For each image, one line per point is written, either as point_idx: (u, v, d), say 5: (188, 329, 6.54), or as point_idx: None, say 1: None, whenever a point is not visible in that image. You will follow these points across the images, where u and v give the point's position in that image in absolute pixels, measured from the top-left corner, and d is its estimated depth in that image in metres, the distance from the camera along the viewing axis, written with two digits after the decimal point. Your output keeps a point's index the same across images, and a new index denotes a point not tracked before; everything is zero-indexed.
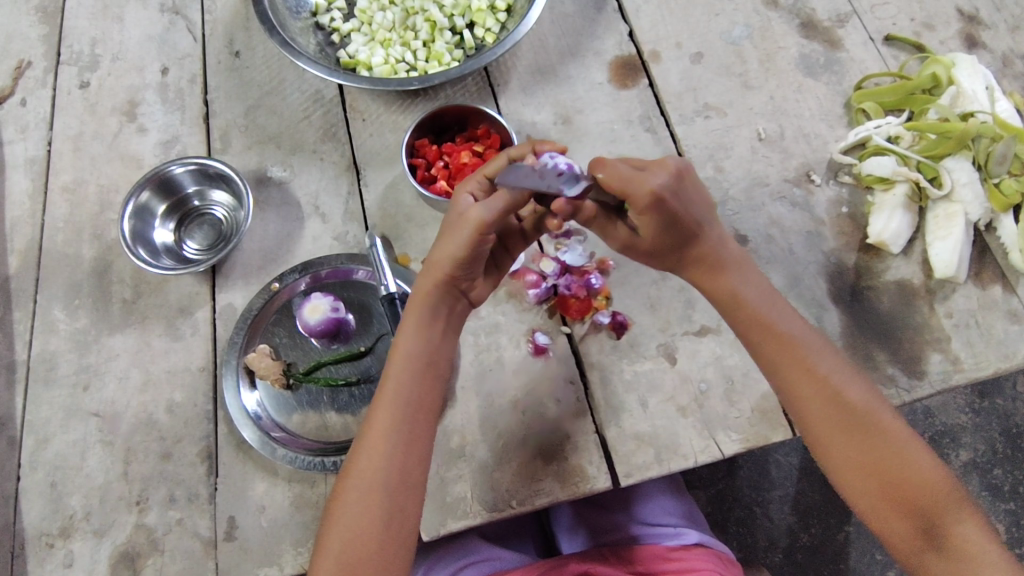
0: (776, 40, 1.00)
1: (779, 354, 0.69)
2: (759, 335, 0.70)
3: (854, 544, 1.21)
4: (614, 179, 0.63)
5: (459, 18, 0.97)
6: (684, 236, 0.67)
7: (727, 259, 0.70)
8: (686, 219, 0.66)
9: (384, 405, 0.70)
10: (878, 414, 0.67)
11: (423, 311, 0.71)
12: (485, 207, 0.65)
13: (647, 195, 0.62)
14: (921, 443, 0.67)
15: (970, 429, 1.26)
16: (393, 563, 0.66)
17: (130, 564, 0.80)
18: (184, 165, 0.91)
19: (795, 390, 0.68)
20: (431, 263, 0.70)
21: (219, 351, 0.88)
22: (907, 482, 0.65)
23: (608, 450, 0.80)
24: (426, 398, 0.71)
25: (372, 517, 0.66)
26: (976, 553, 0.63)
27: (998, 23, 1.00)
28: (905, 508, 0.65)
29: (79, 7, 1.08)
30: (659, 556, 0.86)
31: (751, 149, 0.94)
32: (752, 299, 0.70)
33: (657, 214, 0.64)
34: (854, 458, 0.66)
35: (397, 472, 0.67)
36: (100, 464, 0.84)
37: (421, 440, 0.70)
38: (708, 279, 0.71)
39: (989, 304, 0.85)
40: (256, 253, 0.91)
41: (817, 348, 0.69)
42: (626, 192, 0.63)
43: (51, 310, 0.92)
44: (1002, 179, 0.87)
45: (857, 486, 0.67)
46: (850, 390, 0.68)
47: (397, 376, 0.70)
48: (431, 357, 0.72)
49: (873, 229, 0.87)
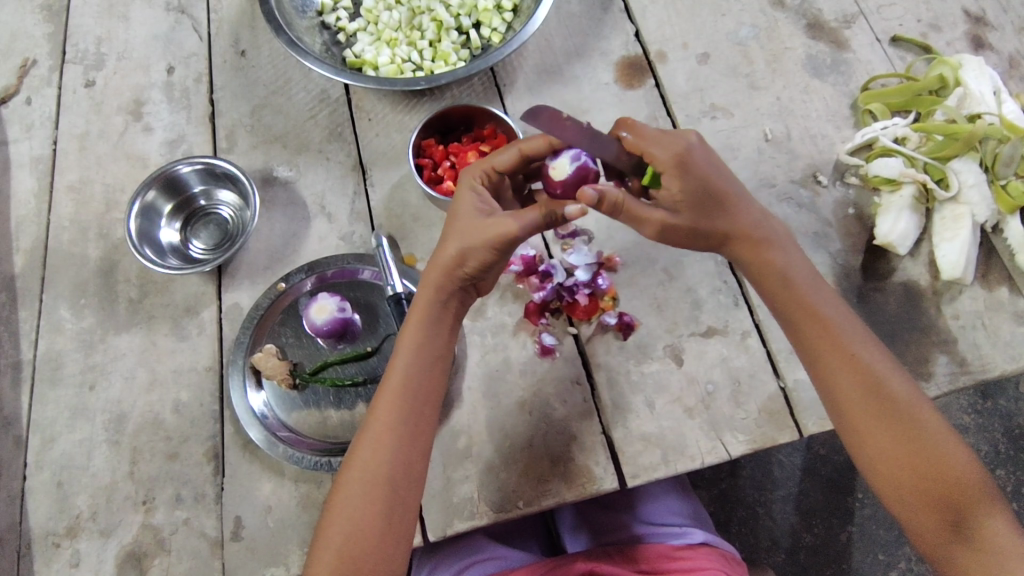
0: (783, 41, 1.00)
1: (817, 339, 0.70)
2: (798, 315, 0.72)
3: (857, 545, 1.21)
4: (639, 140, 0.67)
5: (465, 18, 0.97)
6: (720, 206, 0.69)
7: (770, 237, 0.72)
8: (715, 181, 0.68)
9: (389, 395, 0.70)
10: (917, 407, 0.68)
11: (430, 304, 0.71)
12: (515, 222, 0.65)
13: (671, 154, 0.66)
14: (954, 435, 0.68)
15: (973, 430, 1.26)
16: (392, 555, 0.67)
17: (137, 564, 0.80)
18: (190, 165, 0.91)
19: (832, 374, 0.69)
20: (437, 259, 0.69)
21: (226, 351, 0.88)
22: (940, 475, 0.66)
23: (615, 451, 0.80)
24: (430, 389, 0.71)
25: (371, 510, 0.67)
26: (1004, 546, 0.64)
27: (1004, 24, 0.99)
28: (937, 500, 0.66)
29: (84, 6, 1.08)
30: (665, 555, 0.86)
31: (758, 150, 0.94)
32: (799, 277, 0.72)
33: (685, 175, 0.67)
34: (885, 448, 0.67)
35: (400, 465, 0.68)
36: (107, 464, 0.84)
37: (423, 432, 0.70)
38: (753, 255, 0.72)
39: (996, 305, 0.85)
40: (262, 253, 0.91)
41: (858, 334, 0.70)
42: (652, 153, 0.67)
43: (57, 309, 0.92)
44: (1008, 181, 0.87)
45: (884, 473, 0.68)
46: (891, 380, 0.69)
47: (403, 366, 0.70)
48: (437, 350, 0.72)
49: (881, 229, 0.86)
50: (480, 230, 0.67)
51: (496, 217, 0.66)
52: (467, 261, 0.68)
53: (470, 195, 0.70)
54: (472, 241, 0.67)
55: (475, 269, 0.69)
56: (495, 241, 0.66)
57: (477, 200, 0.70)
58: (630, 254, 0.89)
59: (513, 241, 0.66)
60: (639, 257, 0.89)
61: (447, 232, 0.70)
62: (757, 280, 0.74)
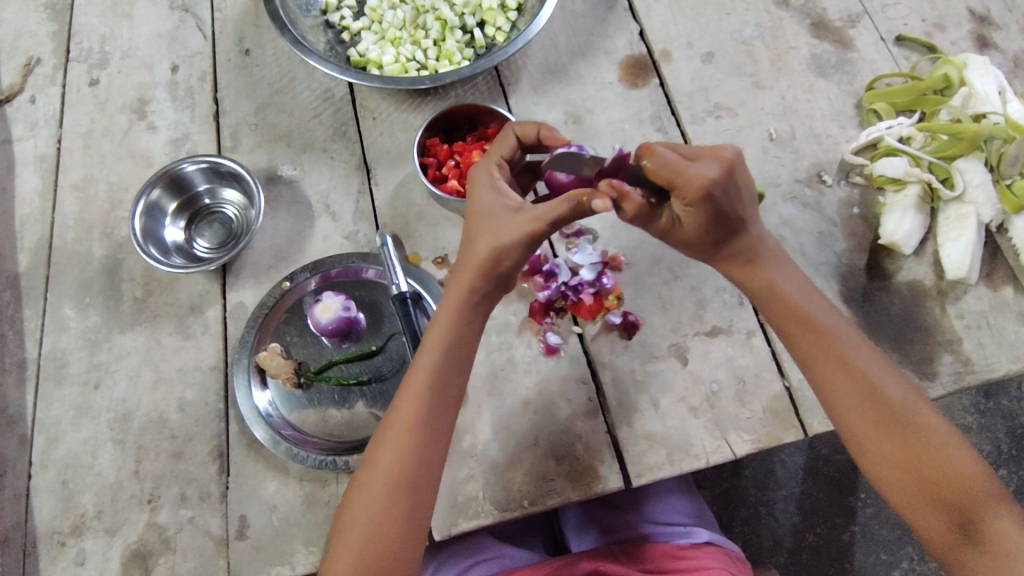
0: (788, 40, 1.00)
1: (812, 348, 0.70)
2: (792, 325, 0.71)
3: (860, 544, 1.21)
4: (662, 170, 0.63)
5: (470, 17, 0.97)
6: (729, 228, 0.68)
7: (763, 251, 0.72)
8: (732, 208, 0.65)
9: (412, 395, 0.69)
10: (916, 412, 0.68)
11: (459, 300, 0.70)
12: (546, 213, 0.66)
13: (698, 186, 0.62)
14: (956, 437, 0.68)
15: (976, 430, 1.25)
16: (409, 558, 0.67)
17: (142, 563, 0.80)
18: (195, 163, 0.91)
19: (828, 384, 0.69)
20: (470, 256, 0.69)
21: (231, 350, 0.88)
22: (945, 479, 0.66)
23: (620, 451, 0.80)
24: (455, 389, 0.71)
25: (391, 511, 0.67)
26: (1013, 546, 0.64)
27: (1009, 23, 0.99)
28: (943, 504, 0.66)
29: (88, 4, 1.08)
30: (669, 554, 0.86)
31: (763, 149, 0.94)
32: (789, 289, 0.72)
33: (705, 205, 0.64)
34: (891, 456, 0.67)
35: (419, 468, 0.68)
36: (112, 462, 0.84)
37: (444, 433, 0.70)
38: (743, 273, 0.72)
39: (1001, 305, 0.85)
40: (267, 252, 0.91)
41: (853, 341, 0.70)
42: (674, 181, 0.63)
43: (62, 308, 0.92)
44: (1014, 180, 0.87)
45: (892, 479, 0.68)
46: (889, 387, 0.68)
47: (429, 366, 0.70)
48: (463, 352, 0.71)
49: (885, 229, 0.87)
50: (516, 225, 0.67)
51: (533, 211, 0.67)
52: (502, 257, 0.68)
53: (496, 188, 0.69)
54: (507, 237, 0.67)
55: (506, 265, 0.69)
56: (532, 233, 0.66)
57: (502, 191, 0.69)
58: (635, 254, 0.89)
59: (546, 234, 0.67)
60: (644, 256, 0.89)
61: (473, 229, 0.70)
62: (747, 293, 0.74)
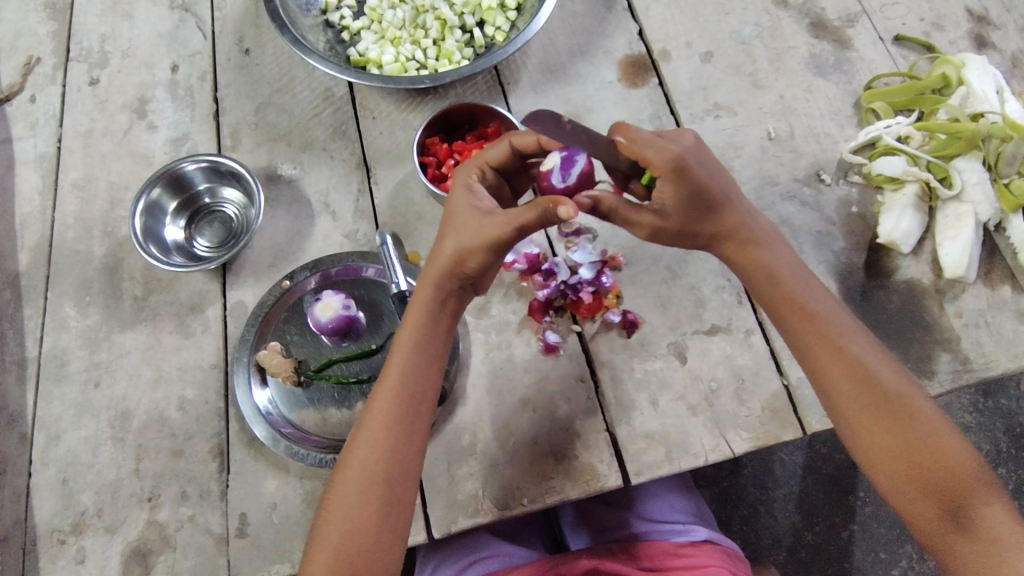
0: (787, 40, 1.00)
1: (806, 332, 0.71)
2: (784, 308, 0.72)
3: (858, 543, 1.21)
4: (633, 146, 0.65)
5: (469, 16, 0.97)
6: (711, 207, 0.69)
7: (757, 235, 0.73)
8: (711, 185, 0.67)
9: (389, 394, 0.70)
10: (908, 400, 0.68)
11: (429, 299, 0.71)
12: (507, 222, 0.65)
13: (668, 159, 0.64)
14: (948, 425, 0.68)
15: (975, 428, 1.26)
16: (389, 552, 0.67)
17: (142, 561, 0.80)
18: (196, 162, 0.91)
19: (821, 367, 0.70)
20: (437, 256, 0.69)
21: (231, 348, 0.88)
22: (935, 465, 0.66)
23: (619, 449, 0.80)
24: (428, 387, 0.71)
25: (369, 505, 0.67)
26: (1003, 534, 0.64)
27: (1008, 23, 1.00)
28: (933, 490, 0.66)
29: (88, 4, 1.08)
30: (667, 552, 0.86)
31: (762, 149, 0.94)
32: (785, 274, 0.72)
33: (681, 181, 0.66)
34: (881, 441, 0.68)
35: (396, 462, 0.68)
36: (112, 460, 0.84)
37: (422, 432, 0.70)
38: (739, 253, 0.73)
39: (999, 304, 0.85)
40: (267, 251, 0.92)
41: (847, 328, 0.71)
42: (645, 157, 0.65)
43: (62, 306, 0.92)
44: (1011, 179, 0.87)
45: (882, 464, 0.68)
46: (881, 372, 0.69)
47: (403, 361, 0.71)
48: (436, 349, 0.72)
49: (884, 228, 0.87)
50: (479, 230, 0.66)
51: (498, 216, 0.66)
52: (465, 259, 0.68)
53: (469, 191, 0.70)
54: (470, 242, 0.67)
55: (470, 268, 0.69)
56: (493, 241, 0.66)
57: (473, 194, 0.70)
58: (634, 252, 0.89)
59: (508, 242, 0.66)
60: (644, 255, 0.89)
61: (444, 229, 0.70)
62: (742, 276, 0.74)
